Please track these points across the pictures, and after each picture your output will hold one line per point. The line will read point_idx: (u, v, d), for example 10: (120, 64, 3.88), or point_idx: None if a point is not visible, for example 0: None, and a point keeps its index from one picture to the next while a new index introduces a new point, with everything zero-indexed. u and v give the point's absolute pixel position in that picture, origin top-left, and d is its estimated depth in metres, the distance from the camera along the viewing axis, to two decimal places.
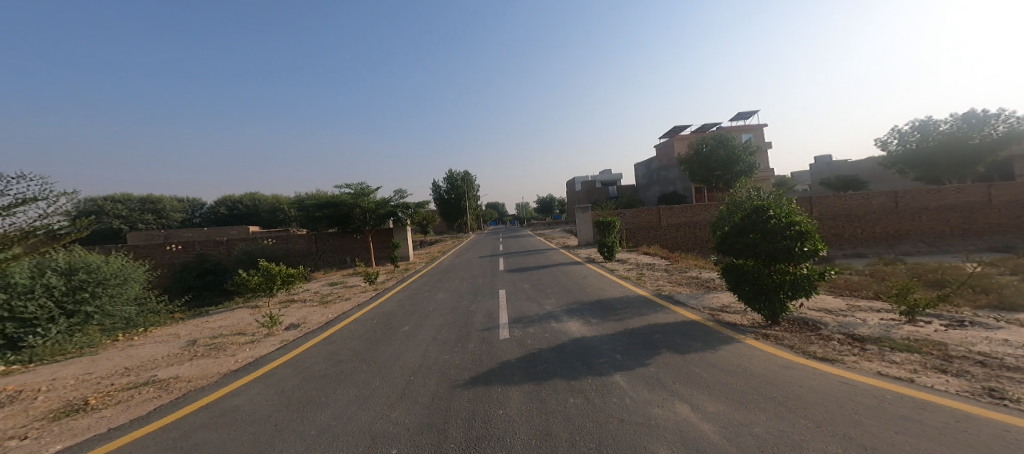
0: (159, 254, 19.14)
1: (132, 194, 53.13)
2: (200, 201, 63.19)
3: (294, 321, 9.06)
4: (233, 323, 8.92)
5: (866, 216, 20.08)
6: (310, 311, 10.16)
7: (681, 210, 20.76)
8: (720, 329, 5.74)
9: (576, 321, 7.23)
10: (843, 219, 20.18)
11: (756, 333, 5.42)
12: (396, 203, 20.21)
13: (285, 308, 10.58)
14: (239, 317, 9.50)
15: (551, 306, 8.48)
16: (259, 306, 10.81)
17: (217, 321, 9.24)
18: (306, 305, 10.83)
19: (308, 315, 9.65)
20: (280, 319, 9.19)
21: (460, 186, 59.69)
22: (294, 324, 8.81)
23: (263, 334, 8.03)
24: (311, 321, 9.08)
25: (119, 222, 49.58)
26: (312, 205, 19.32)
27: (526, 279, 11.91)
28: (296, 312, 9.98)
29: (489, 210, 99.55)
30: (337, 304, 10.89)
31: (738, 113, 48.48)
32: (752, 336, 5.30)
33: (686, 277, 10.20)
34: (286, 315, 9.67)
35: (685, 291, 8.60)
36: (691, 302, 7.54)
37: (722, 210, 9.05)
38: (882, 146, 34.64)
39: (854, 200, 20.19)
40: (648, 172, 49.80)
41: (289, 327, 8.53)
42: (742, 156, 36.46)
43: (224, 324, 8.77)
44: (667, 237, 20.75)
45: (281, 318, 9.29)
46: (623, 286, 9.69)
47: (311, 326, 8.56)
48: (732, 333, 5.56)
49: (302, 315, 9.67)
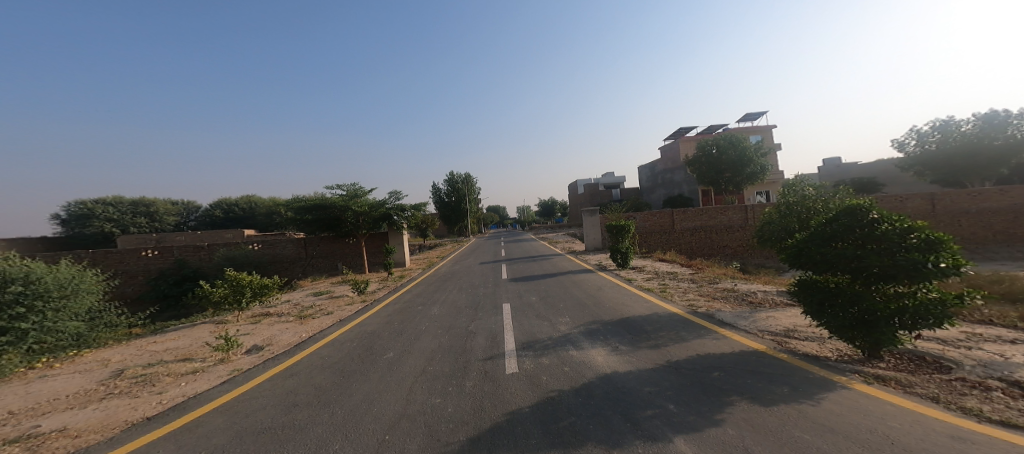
0: (134, 260, 17.64)
1: (124, 197, 51.67)
2: (196, 204, 61.71)
3: (258, 342, 7.62)
4: (183, 346, 7.48)
5: None
6: (281, 328, 8.71)
7: (695, 213, 19.33)
8: (803, 365, 4.25)
9: (601, 349, 5.78)
10: None
11: (859, 372, 3.89)
12: (392, 205, 18.77)
13: (255, 324, 9.15)
14: (196, 338, 8.08)
15: (565, 327, 7.04)
16: (224, 321, 9.38)
17: (167, 343, 7.84)
18: (278, 321, 9.36)
19: (276, 334, 8.24)
20: (242, 340, 7.73)
21: (460, 189, 58.28)
22: (258, 346, 7.39)
23: (214, 361, 6.64)
24: (279, 342, 7.62)
25: (110, 225, 48.11)
26: (299, 209, 17.89)
27: (532, 291, 10.44)
28: (264, 330, 8.53)
29: (489, 215, 98.43)
30: (316, 320, 9.44)
31: (745, 114, 47.12)
32: (860, 378, 3.77)
33: (719, 289, 8.74)
34: (252, 334, 8.23)
35: (726, 309, 7.13)
36: (740, 323, 6.07)
37: (770, 213, 7.57)
38: (899, 146, 33.33)
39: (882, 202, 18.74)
40: (652, 175, 48.46)
41: (249, 351, 7.10)
42: (752, 158, 35.19)
43: (172, 348, 7.37)
44: (681, 243, 19.37)
45: (244, 338, 7.86)
46: (649, 301, 8.23)
47: (277, 349, 7.12)
48: (824, 371, 4.03)
49: (270, 334, 8.24)
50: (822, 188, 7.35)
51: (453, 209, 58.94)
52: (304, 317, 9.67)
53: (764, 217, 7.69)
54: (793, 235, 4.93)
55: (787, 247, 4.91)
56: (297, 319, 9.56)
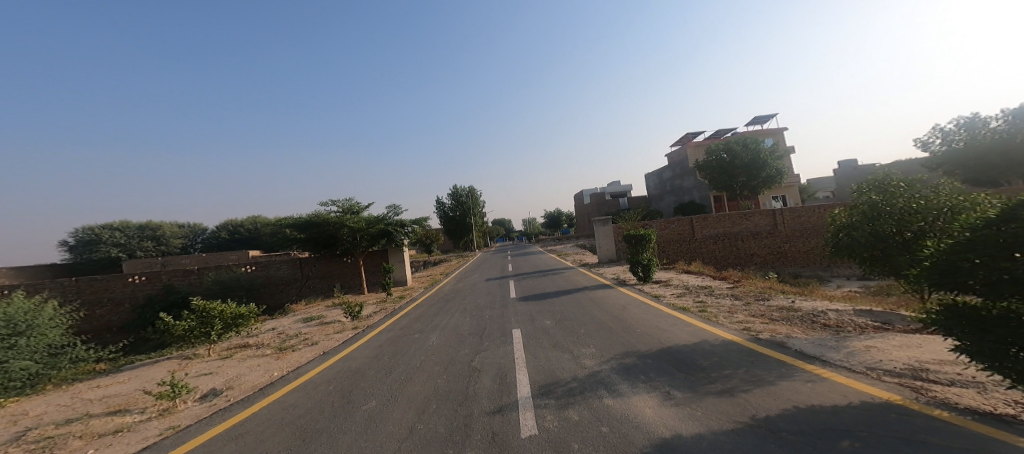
0: (120, 287, 16.48)
1: (131, 221, 51.24)
2: (202, 227, 61.22)
3: (215, 383, 6.19)
4: (124, 393, 6.10)
5: None
6: (252, 364, 7.28)
7: (717, 219, 17.81)
8: (990, 432, 2.79)
9: (648, 397, 4.35)
10: None
11: None
12: (391, 221, 17.47)
13: (224, 359, 7.75)
14: (145, 380, 6.70)
15: (594, 363, 5.62)
16: (189, 357, 7.99)
17: (109, 389, 6.45)
18: (251, 355, 7.95)
19: (243, 372, 6.81)
20: (200, 382, 6.31)
21: (465, 202, 57.29)
22: (214, 390, 5.96)
23: (152, 413, 5.24)
24: (243, 383, 6.16)
25: (118, 250, 47.48)
26: (292, 227, 16.63)
27: (547, 312, 9.05)
28: (231, 367, 7.12)
29: (498, 228, 98.11)
30: (295, 353, 8.02)
31: (755, 117, 45.62)
32: None
33: (774, 308, 7.28)
34: (214, 373, 6.82)
35: (798, 334, 5.72)
36: (832, 357, 4.68)
37: (849, 216, 6.22)
38: (923, 146, 31.60)
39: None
40: (660, 183, 47.12)
41: (204, 397, 5.71)
42: (768, 161, 33.60)
43: (109, 397, 5.99)
44: (703, 252, 17.83)
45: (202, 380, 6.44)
46: (691, 324, 6.80)
47: (233, 394, 5.66)
48: None
49: (236, 372, 6.81)
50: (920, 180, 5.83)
51: (460, 223, 57.72)
52: (284, 350, 8.26)
53: (842, 221, 6.36)
54: (939, 244, 3.67)
55: (931, 259, 3.67)
56: (274, 352, 8.14)
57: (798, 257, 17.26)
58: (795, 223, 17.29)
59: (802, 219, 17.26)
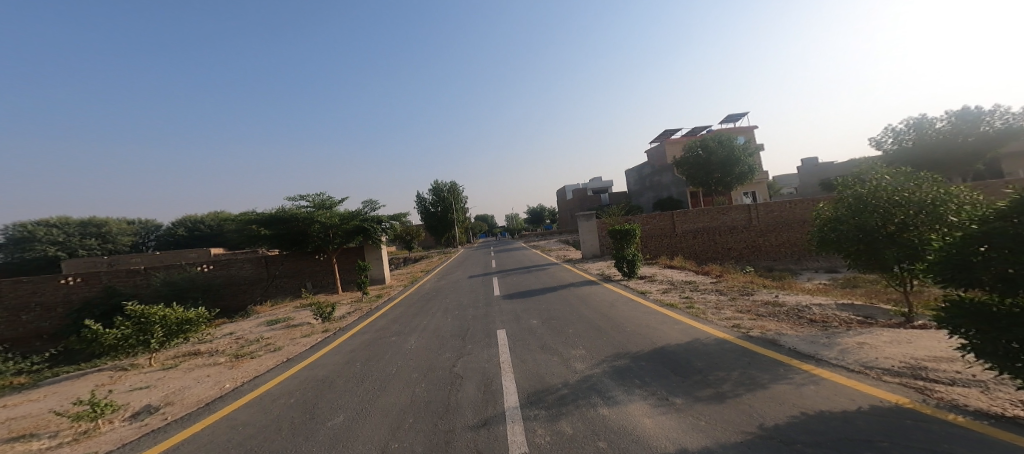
0: (50, 290, 15.38)
1: (72, 217, 47.54)
2: (157, 223, 57.68)
3: (154, 398, 5.51)
4: (38, 413, 5.31)
5: None
6: (201, 375, 6.58)
7: (696, 214, 18.00)
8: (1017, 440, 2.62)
9: (647, 405, 4.07)
10: None
11: None
12: (367, 216, 16.63)
13: (169, 370, 7.01)
14: (67, 396, 5.92)
15: (586, 369, 5.32)
16: (125, 368, 7.21)
17: (18, 408, 5.64)
18: (202, 364, 7.23)
19: (188, 385, 6.14)
20: (129, 398, 5.56)
21: (444, 197, 56.42)
22: (151, 406, 5.27)
23: (64, 437, 4.50)
24: (187, 398, 5.50)
25: (54, 249, 44.02)
26: (257, 223, 15.54)
27: (531, 311, 8.71)
28: (176, 379, 6.40)
29: (479, 223, 97.34)
30: (254, 360, 7.36)
31: (726, 115, 46.75)
32: None
33: (760, 303, 7.18)
34: (155, 386, 6.11)
35: (790, 331, 5.60)
36: (826, 355, 4.48)
37: (835, 209, 6.10)
38: (875, 145, 32.91)
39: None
40: (639, 179, 47.76)
41: (132, 415, 4.98)
42: (741, 158, 34.51)
43: (17, 419, 5.19)
44: (682, 246, 18.00)
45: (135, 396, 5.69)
46: (681, 323, 6.63)
47: (173, 411, 5.02)
48: None
49: (181, 385, 6.12)
50: (907, 172, 5.70)
51: (442, 218, 56.82)
52: (241, 357, 7.58)
53: (829, 214, 6.24)
54: (949, 239, 3.50)
55: (941, 254, 3.49)
56: (229, 360, 7.44)
57: (771, 251, 17.64)
58: (769, 217, 17.66)
59: (776, 215, 17.63)
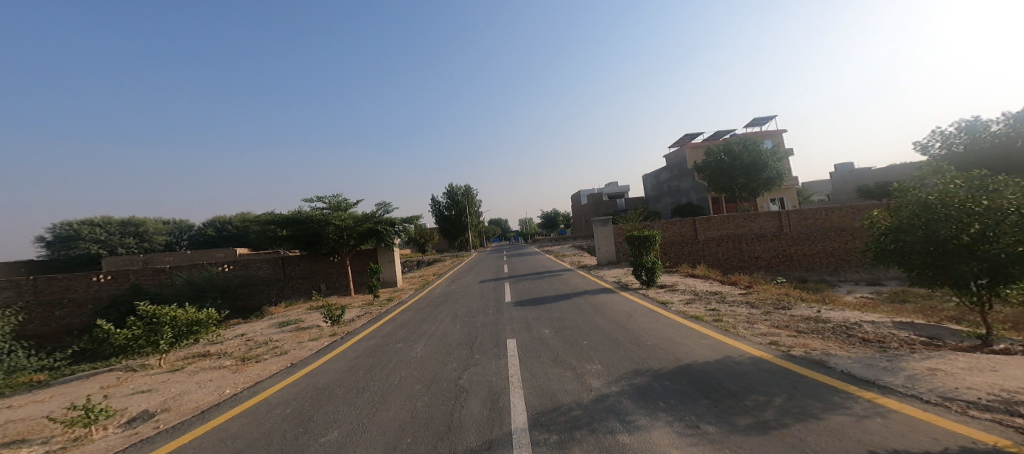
0: (81, 287, 15.75)
1: (113, 217, 49.73)
2: (189, 223, 59.68)
3: (151, 404, 5.24)
4: (34, 416, 5.13)
5: None
6: (204, 379, 6.32)
7: (721, 220, 17.12)
8: None
9: (675, 434, 3.53)
10: None
11: None
12: (380, 218, 16.46)
13: (173, 373, 6.79)
14: (68, 398, 5.76)
15: (604, 386, 4.81)
16: (134, 370, 7.01)
17: (20, 410, 5.44)
18: (206, 367, 7.00)
19: (189, 389, 5.87)
20: (128, 404, 5.25)
21: (461, 201, 56.28)
22: (146, 413, 4.99)
23: (56, 445, 4.20)
24: (184, 404, 5.22)
25: (98, 247, 45.89)
26: (271, 224, 15.53)
27: (545, 320, 8.23)
28: (178, 382, 6.15)
29: (495, 227, 97.38)
30: (257, 365, 7.09)
31: (755, 119, 45.18)
32: None
33: (799, 318, 6.52)
34: (157, 390, 5.83)
35: (838, 351, 4.99)
36: (890, 382, 3.88)
37: (894, 218, 5.43)
38: (922, 149, 31.17)
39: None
40: (657, 184, 46.61)
41: (129, 422, 4.67)
42: (768, 162, 33.11)
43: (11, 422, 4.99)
44: (705, 254, 17.15)
45: (133, 400, 5.42)
46: (709, 337, 6.05)
47: (167, 419, 4.71)
48: None
49: (182, 389, 5.87)
50: (981, 175, 5.03)
51: (458, 222, 56.73)
52: (246, 361, 7.33)
53: (886, 223, 5.57)
54: None
55: None
56: (234, 364, 7.20)
57: (803, 261, 16.64)
58: (801, 225, 16.65)
59: (809, 222, 16.64)
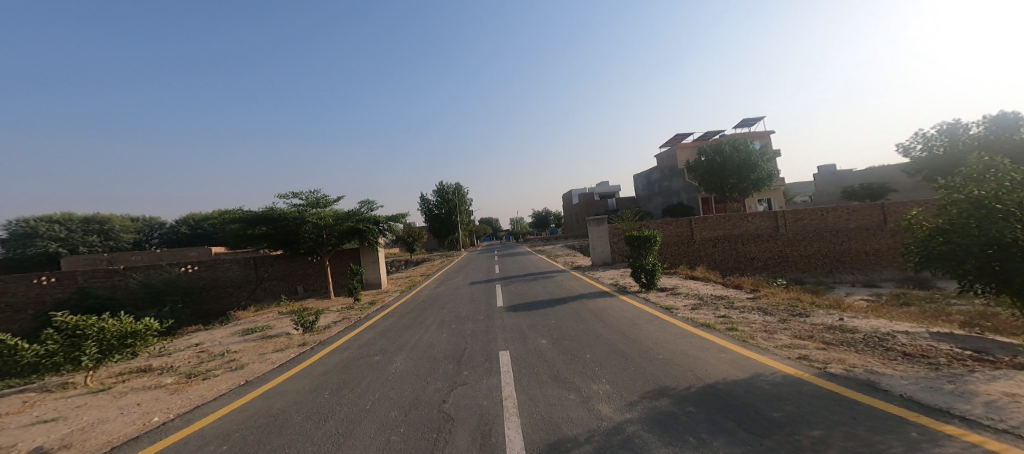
0: (24, 290, 14.35)
1: (75, 213, 47.08)
2: (160, 221, 57.01)
3: (52, 438, 4.53)
4: None
5: None
6: (130, 403, 5.54)
7: (718, 221, 16.63)
8: None
9: None
10: None
11: None
12: (363, 216, 15.41)
13: (96, 394, 5.97)
14: None
15: (615, 415, 4.02)
16: (52, 393, 6.15)
17: None
18: (139, 387, 6.14)
19: (108, 418, 5.06)
20: (22, 443, 4.43)
21: (449, 200, 55.21)
22: (42, 452, 4.24)
23: None
24: (91, 440, 4.44)
25: (57, 245, 43.13)
26: (242, 223, 14.32)
27: (540, 328, 7.44)
28: (98, 408, 5.38)
29: (482, 227, 96.35)
30: (204, 383, 6.14)
31: (742, 121, 45.33)
32: None
33: (822, 328, 5.83)
34: (69, 420, 5.03)
35: (880, 367, 4.20)
36: (969, 411, 3.09)
37: (938, 218, 4.78)
38: (903, 152, 31.69)
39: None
40: (648, 183, 46.48)
41: None
42: (758, 163, 33.01)
43: None
44: (702, 255, 16.64)
45: (33, 437, 4.58)
46: (728, 351, 5.34)
47: None
48: None
49: (99, 418, 5.08)
50: None
51: (446, 220, 55.65)
52: (192, 378, 6.40)
53: (930, 225, 4.91)
54: None
55: None
56: (176, 382, 6.26)
57: (799, 262, 16.26)
58: (798, 226, 16.26)
59: (806, 222, 16.24)
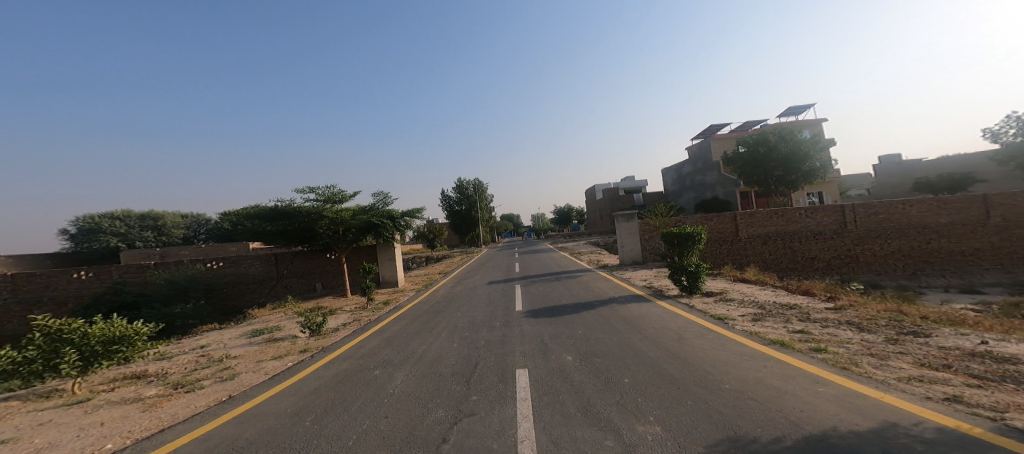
0: (62, 284, 14.60)
1: (133, 210, 50.03)
2: (207, 218, 59.84)
3: None
4: None
5: None
6: (99, 418, 4.79)
7: (768, 216, 14.75)
8: None
9: None
10: None
11: None
12: (379, 210, 14.72)
13: (71, 406, 5.24)
14: None
15: None
16: (32, 402, 5.52)
17: None
18: (117, 398, 5.43)
19: (61, 438, 4.30)
20: None
21: (472, 196, 54.77)
22: None
23: None
24: None
25: (116, 240, 45.91)
26: (260, 219, 13.88)
27: (567, 339, 6.29)
28: (61, 424, 4.67)
29: (506, 224, 95.68)
30: (186, 397, 5.35)
31: (789, 109, 41.87)
32: None
33: (959, 356, 4.46)
34: (20, 439, 4.30)
35: None
36: None
37: None
38: (993, 138, 28.08)
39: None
40: (678, 178, 43.84)
41: None
42: (809, 153, 30.08)
43: None
44: (750, 254, 14.81)
45: None
46: (821, 383, 3.94)
47: None
48: None
49: (54, 437, 4.34)
50: None
51: (467, 217, 55.20)
52: (175, 389, 5.66)
53: None
54: None
55: None
56: (158, 394, 5.50)
57: (871, 263, 14.13)
58: (870, 222, 14.10)
59: (879, 218, 14.07)
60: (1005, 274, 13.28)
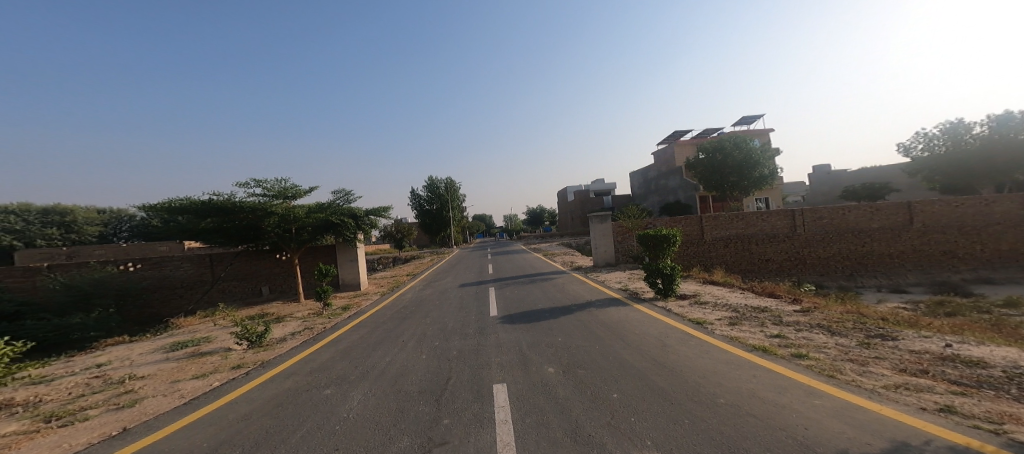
0: None
1: (34, 204, 43.64)
2: (129, 214, 53.80)
3: None
4: None
5: (988, 228, 14.73)
6: None
7: (729, 219, 15.23)
8: None
9: None
10: (960, 231, 14.73)
11: None
12: (337, 207, 13.55)
13: None
14: None
15: None
16: None
17: None
18: None
19: None
20: None
21: (444, 195, 53.42)
22: None
23: None
24: None
25: (12, 238, 39.78)
26: (195, 214, 12.29)
27: (546, 348, 5.83)
28: None
29: (478, 224, 94.62)
30: (57, 433, 4.31)
31: (740, 119, 44.32)
32: None
33: (933, 360, 4.47)
34: None
35: None
36: None
37: None
38: (905, 152, 31.27)
39: (966, 207, 14.77)
40: (645, 182, 45.22)
41: None
42: (759, 161, 31.93)
43: None
44: (714, 257, 15.23)
45: None
46: (819, 395, 3.76)
47: None
48: None
49: None
50: None
51: (437, 216, 53.69)
52: (47, 424, 4.58)
53: None
54: None
55: None
56: (19, 431, 4.41)
57: (818, 265, 14.97)
58: (816, 226, 14.95)
59: (825, 222, 14.94)
60: (925, 274, 14.60)
